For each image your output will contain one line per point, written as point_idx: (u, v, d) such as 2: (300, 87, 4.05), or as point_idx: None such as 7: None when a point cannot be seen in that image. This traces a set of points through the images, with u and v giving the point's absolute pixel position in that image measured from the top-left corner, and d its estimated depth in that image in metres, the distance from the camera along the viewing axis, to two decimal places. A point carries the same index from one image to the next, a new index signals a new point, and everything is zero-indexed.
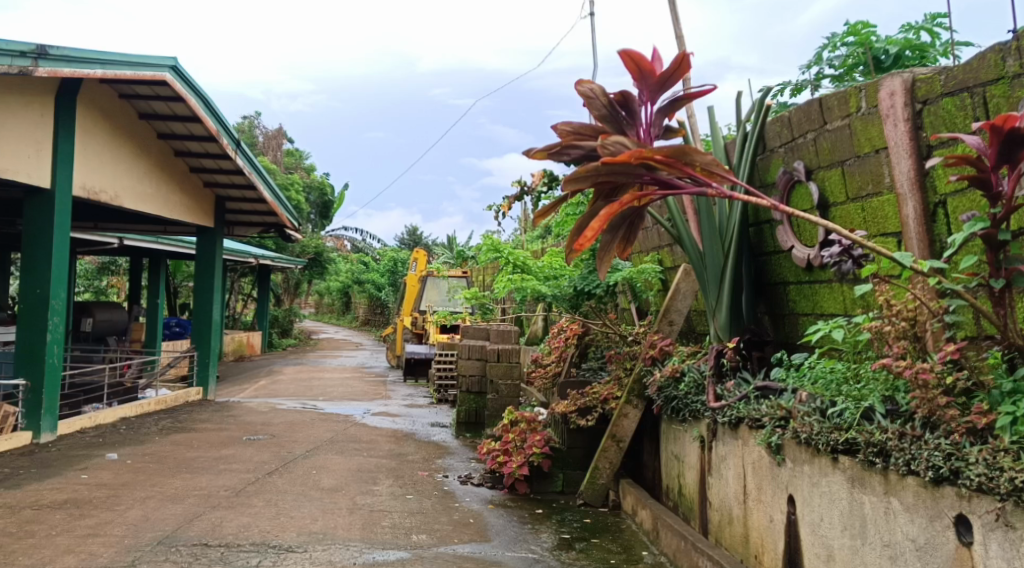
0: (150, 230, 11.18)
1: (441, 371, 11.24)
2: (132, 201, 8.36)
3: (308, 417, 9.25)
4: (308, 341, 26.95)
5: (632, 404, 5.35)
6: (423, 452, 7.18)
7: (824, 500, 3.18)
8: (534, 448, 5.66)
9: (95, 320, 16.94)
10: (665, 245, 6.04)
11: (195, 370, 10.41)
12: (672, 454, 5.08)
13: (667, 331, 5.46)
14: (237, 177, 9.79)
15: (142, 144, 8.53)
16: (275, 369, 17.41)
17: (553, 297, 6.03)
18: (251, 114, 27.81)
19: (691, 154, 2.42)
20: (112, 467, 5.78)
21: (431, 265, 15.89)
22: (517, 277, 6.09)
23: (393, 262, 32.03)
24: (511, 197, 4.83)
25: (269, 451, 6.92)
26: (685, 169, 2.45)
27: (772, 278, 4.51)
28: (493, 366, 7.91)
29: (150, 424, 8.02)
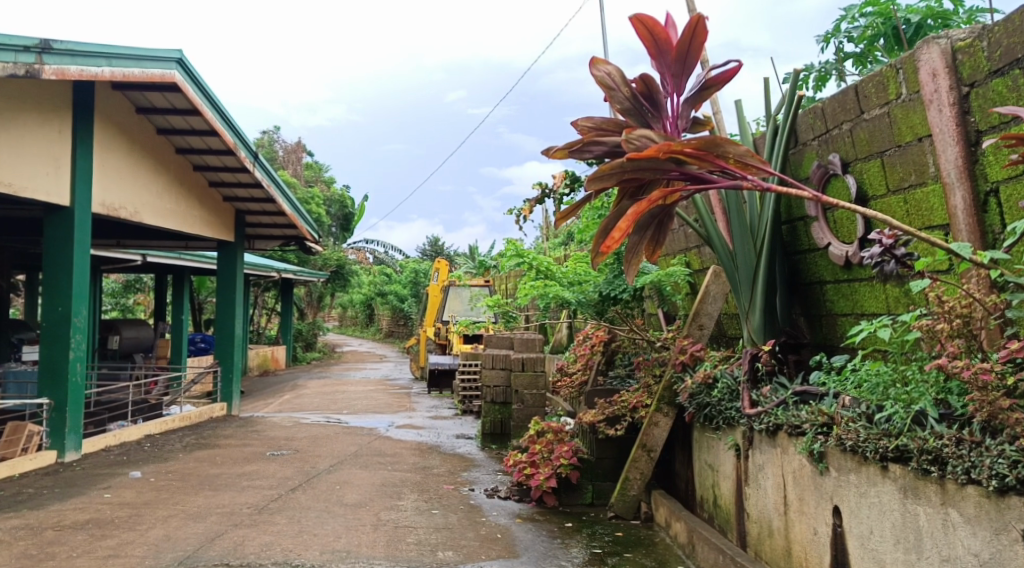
0: (172, 246, 11.25)
1: (465, 382, 11.12)
2: (152, 217, 8.37)
3: (332, 431, 9.18)
4: (332, 354, 27.06)
5: (663, 413, 5.19)
6: (448, 465, 7.04)
7: (874, 512, 2.93)
8: (562, 459, 5.49)
9: (121, 338, 17.15)
10: (693, 247, 5.90)
11: (219, 385, 10.41)
12: (706, 463, 4.89)
13: (697, 336, 5.27)
14: (257, 190, 9.80)
15: (161, 160, 8.55)
16: (300, 383, 17.43)
17: (577, 302, 5.83)
18: (271, 130, 28.11)
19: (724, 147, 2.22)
20: (136, 485, 5.77)
21: (453, 275, 15.82)
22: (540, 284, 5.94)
23: (415, 273, 32.11)
24: (531, 200, 4.69)
25: (292, 466, 6.84)
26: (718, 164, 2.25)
27: (809, 278, 4.31)
28: (518, 375, 7.76)
29: (174, 441, 8.00)
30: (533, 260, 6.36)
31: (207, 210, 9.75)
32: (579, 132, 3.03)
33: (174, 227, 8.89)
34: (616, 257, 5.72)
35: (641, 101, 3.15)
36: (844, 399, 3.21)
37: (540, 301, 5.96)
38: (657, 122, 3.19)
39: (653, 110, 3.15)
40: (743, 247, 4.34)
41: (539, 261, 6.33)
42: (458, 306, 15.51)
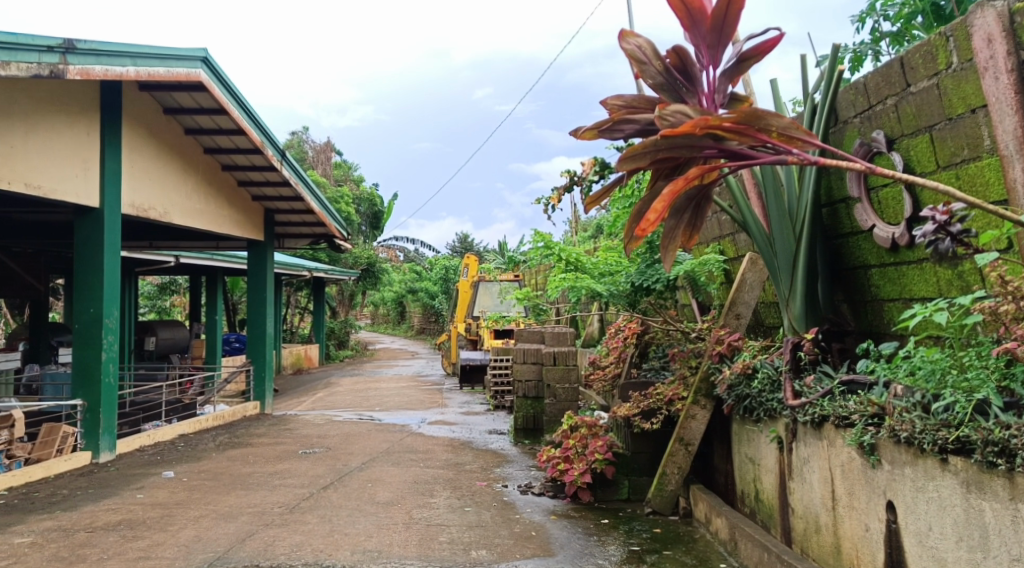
0: (203, 247, 11.38)
1: (497, 377, 11.02)
2: (180, 218, 8.45)
3: (364, 428, 9.17)
4: (364, 351, 27.23)
5: (700, 405, 5.03)
6: (480, 461, 6.95)
7: (932, 507, 2.74)
8: (597, 453, 5.36)
9: (158, 339, 17.50)
10: (727, 234, 5.72)
11: (252, 384, 10.50)
12: (746, 457, 4.72)
13: (734, 325, 5.08)
14: (284, 189, 9.83)
15: (189, 161, 8.61)
16: (333, 381, 17.54)
17: (609, 294, 5.61)
18: (300, 130, 28.36)
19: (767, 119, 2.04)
20: (169, 485, 5.95)
21: (483, 270, 15.72)
22: (570, 277, 5.78)
23: (445, 270, 32.14)
24: (560, 188, 4.54)
25: (324, 464, 6.82)
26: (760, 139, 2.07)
27: (852, 262, 4.07)
28: (550, 369, 7.64)
29: (207, 440, 8.07)
30: (562, 252, 6.18)
31: (236, 209, 9.79)
32: (608, 110, 2.87)
33: (203, 227, 8.96)
34: (649, 247, 5.53)
35: (674, 75, 3.03)
36: (896, 388, 3.02)
37: (570, 294, 5.78)
38: (692, 97, 3.07)
39: (687, 85, 3.02)
40: (781, 232, 4.13)
41: (568, 253, 6.15)
42: (488, 301, 15.43)
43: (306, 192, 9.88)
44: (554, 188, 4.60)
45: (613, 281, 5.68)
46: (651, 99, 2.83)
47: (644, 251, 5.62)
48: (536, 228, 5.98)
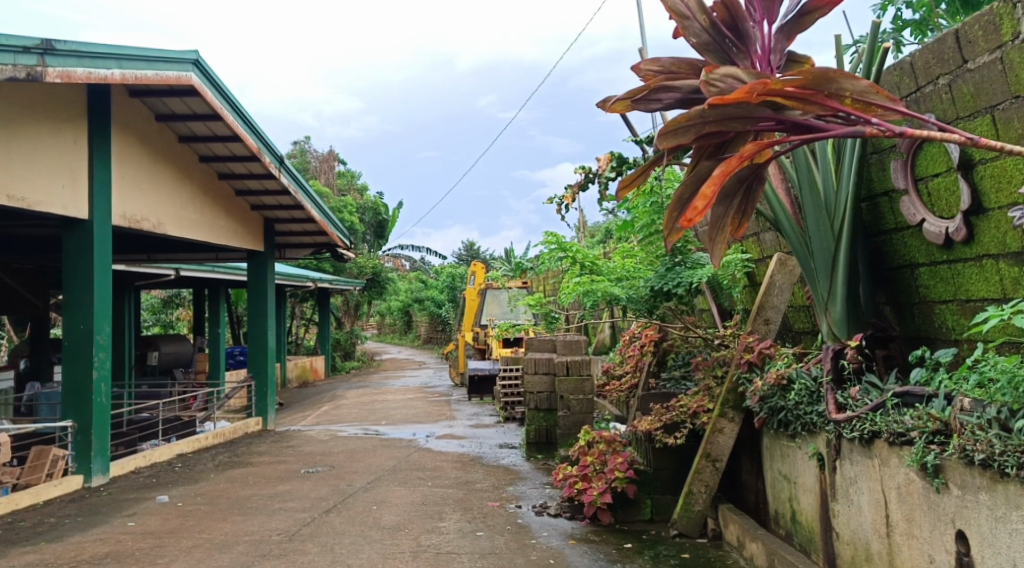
0: (203, 259, 11.11)
1: (506, 388, 10.67)
2: (177, 229, 8.19)
3: (369, 444, 8.83)
4: (371, 362, 26.93)
5: (728, 418, 4.67)
6: (491, 478, 6.60)
7: (1016, 541, 2.35)
8: (616, 471, 5.01)
9: (161, 353, 17.27)
10: (751, 233, 5.41)
11: (254, 400, 10.19)
12: (779, 473, 4.35)
13: (763, 332, 4.73)
14: (284, 197, 9.54)
15: (183, 169, 8.33)
16: (339, 393, 17.22)
17: (628, 300, 5.28)
18: (302, 139, 28.10)
19: (840, 82, 1.79)
20: (162, 511, 5.61)
21: (489, 278, 15.39)
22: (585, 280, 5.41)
23: (451, 278, 31.84)
24: (574, 186, 4.22)
25: (326, 484, 6.48)
26: (831, 104, 1.83)
27: (898, 260, 3.70)
28: (562, 380, 7.28)
29: (206, 460, 7.75)
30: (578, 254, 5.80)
31: (235, 219, 9.53)
32: (643, 76, 2.63)
33: (201, 238, 8.71)
34: (671, 250, 5.18)
35: (723, 32, 2.85)
36: (962, 401, 2.65)
37: (586, 299, 5.40)
38: (743, 59, 2.89)
39: (738, 44, 2.86)
40: (818, 229, 3.79)
41: (582, 255, 5.79)
42: (496, 309, 15.11)
43: (306, 200, 9.61)
44: (567, 186, 4.29)
45: (632, 287, 5.32)
46: (692, 63, 2.58)
47: (665, 254, 5.27)
48: (549, 229, 5.60)
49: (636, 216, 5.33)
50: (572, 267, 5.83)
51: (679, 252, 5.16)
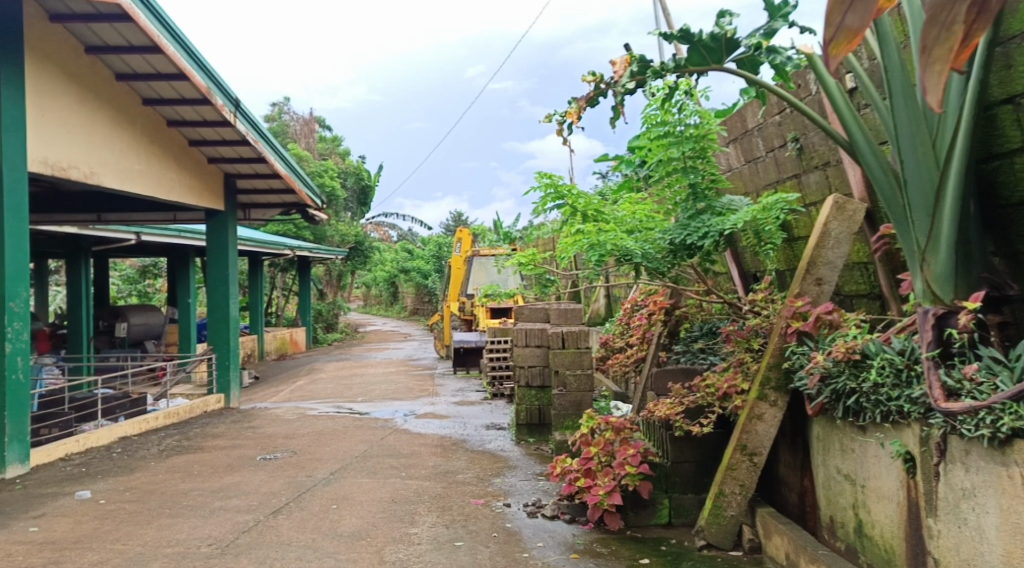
0: (159, 218, 10.00)
1: (494, 362, 9.72)
2: (116, 182, 6.94)
3: (340, 425, 7.87)
4: (355, 334, 25.95)
5: (769, 402, 3.76)
6: (476, 469, 5.65)
7: None
8: (627, 465, 4.09)
9: (128, 324, 16.19)
10: (787, 177, 4.50)
11: (214, 375, 9.18)
12: (837, 471, 3.44)
13: (815, 295, 3.75)
14: (242, 148, 8.38)
15: (122, 111, 7.09)
16: (317, 366, 16.26)
17: (645, 256, 4.16)
18: (281, 99, 26.56)
19: None
20: (76, 512, 4.63)
21: (477, 244, 14.32)
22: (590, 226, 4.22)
23: (439, 246, 30.80)
24: (581, 98, 3.08)
25: (281, 476, 5.50)
26: None
27: (1019, 193, 2.74)
28: (558, 353, 6.36)
29: (151, 444, 6.77)
30: (575, 202, 4.61)
31: (187, 170, 8.31)
32: None
33: (147, 192, 7.50)
34: (694, 194, 4.13)
35: None
36: None
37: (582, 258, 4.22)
38: None
39: None
40: (914, 151, 2.79)
41: (584, 203, 4.62)
42: (482, 277, 14.11)
43: (269, 152, 8.46)
44: (571, 100, 3.11)
45: (645, 240, 4.22)
46: None
47: (684, 199, 4.22)
48: (540, 170, 4.42)
49: (646, 154, 4.24)
50: (571, 218, 4.68)
51: (703, 197, 4.12)
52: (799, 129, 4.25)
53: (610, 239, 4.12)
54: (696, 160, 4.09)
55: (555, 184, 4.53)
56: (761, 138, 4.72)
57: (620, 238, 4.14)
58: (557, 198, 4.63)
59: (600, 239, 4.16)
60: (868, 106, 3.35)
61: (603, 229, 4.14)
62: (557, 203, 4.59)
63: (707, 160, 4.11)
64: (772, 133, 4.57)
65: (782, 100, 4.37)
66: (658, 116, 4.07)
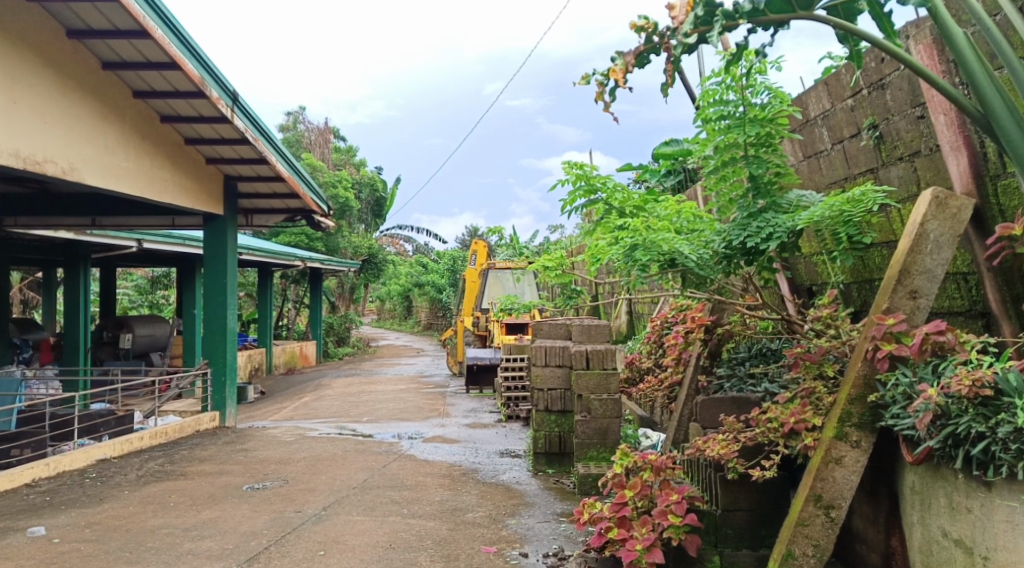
0: (157, 223, 9.46)
1: (509, 383, 9.02)
2: (99, 179, 6.40)
3: (340, 449, 7.19)
4: (366, 348, 25.34)
5: (850, 442, 3.06)
6: (488, 506, 4.94)
7: None
8: (670, 515, 3.37)
9: (134, 336, 15.69)
10: (862, 172, 3.86)
11: (209, 392, 8.59)
12: (939, 535, 2.72)
13: (909, 312, 3.05)
14: (242, 147, 7.82)
15: (109, 104, 6.56)
16: (324, 382, 15.63)
17: (698, 263, 3.48)
18: (296, 109, 26.20)
19: None
20: (24, 552, 4.00)
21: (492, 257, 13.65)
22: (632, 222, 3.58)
23: (454, 260, 30.21)
24: (628, 53, 2.53)
25: (265, 511, 4.83)
26: None
27: None
28: (580, 375, 5.69)
29: (131, 469, 6.14)
30: (611, 197, 3.99)
31: (183, 170, 7.77)
32: None
33: (136, 192, 6.96)
34: (755, 187, 3.47)
35: None
36: None
37: (618, 260, 3.58)
38: None
39: None
40: None
41: (619, 200, 4.00)
42: (498, 291, 13.43)
43: (270, 150, 7.88)
44: (619, 55, 2.60)
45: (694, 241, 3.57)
46: None
47: (742, 193, 3.56)
48: (572, 157, 3.81)
49: (698, 139, 3.62)
50: (606, 216, 4.07)
51: (766, 191, 3.46)
52: (879, 112, 3.65)
53: (653, 239, 3.48)
54: (760, 148, 3.44)
55: (587, 175, 3.91)
56: (827, 127, 4.14)
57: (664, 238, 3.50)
58: (589, 192, 4.01)
59: (643, 238, 3.52)
60: (1002, 65, 2.71)
61: (644, 226, 3.50)
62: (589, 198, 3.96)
63: (772, 149, 3.45)
64: (842, 120, 3.98)
65: (859, 80, 3.80)
66: (717, 94, 3.45)
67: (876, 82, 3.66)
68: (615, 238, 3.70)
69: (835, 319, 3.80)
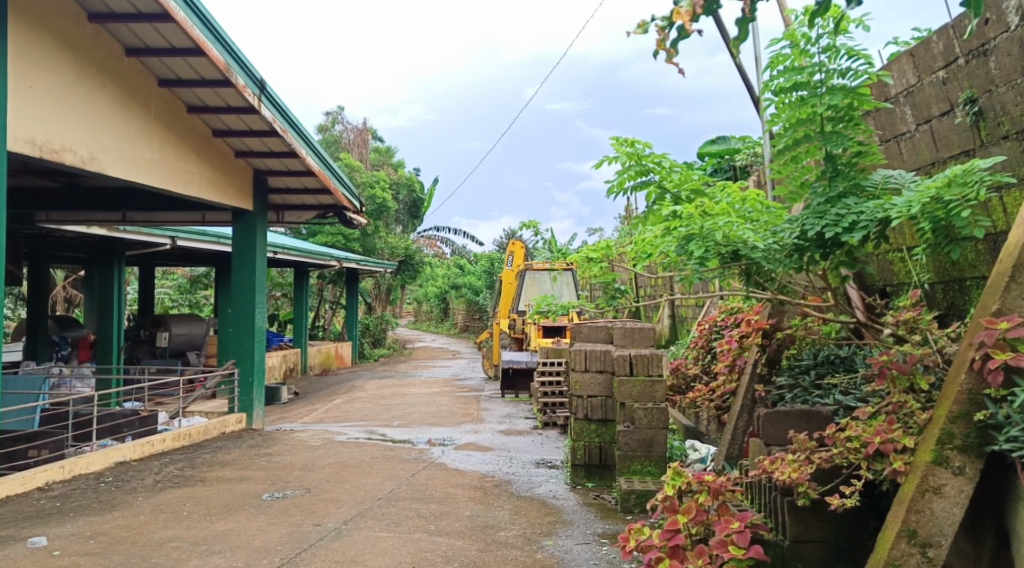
0: (188, 219, 9.30)
1: (545, 388, 8.59)
2: (120, 170, 6.21)
3: (367, 455, 6.86)
4: (402, 350, 25.16)
5: (951, 468, 2.55)
6: (521, 524, 4.51)
7: None
8: (731, 546, 2.85)
9: (170, 335, 15.71)
10: (956, 155, 3.30)
11: (236, 393, 8.35)
12: None
13: None
14: (271, 140, 7.57)
15: (131, 92, 6.36)
16: (358, 383, 15.41)
17: (766, 255, 3.01)
18: (335, 109, 26.26)
19: None
20: (21, 564, 3.73)
21: (530, 257, 13.22)
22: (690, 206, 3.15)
23: (491, 261, 29.90)
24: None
25: (282, 524, 4.49)
26: None
27: None
28: (623, 382, 5.24)
29: (149, 473, 5.90)
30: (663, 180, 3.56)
31: (210, 163, 7.57)
32: None
33: (159, 184, 6.77)
34: (831, 169, 2.95)
35: None
36: None
37: (671, 250, 3.16)
38: None
39: None
40: None
41: (674, 183, 3.57)
42: (535, 293, 13.00)
43: (298, 142, 7.59)
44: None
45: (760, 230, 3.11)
46: None
47: (816, 175, 3.06)
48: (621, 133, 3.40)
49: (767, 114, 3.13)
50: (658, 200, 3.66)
51: (846, 173, 2.93)
52: (980, 84, 3.12)
53: (711, 227, 3.04)
54: (840, 123, 2.93)
55: (637, 155, 3.49)
56: (908, 106, 3.62)
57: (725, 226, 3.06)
58: (639, 174, 3.60)
59: (700, 227, 3.09)
60: None
61: (701, 213, 3.07)
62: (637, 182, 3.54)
63: (855, 123, 2.94)
64: (931, 96, 3.45)
65: (954, 48, 3.28)
66: (789, 59, 2.96)
67: (976, 48, 3.14)
68: (670, 225, 3.26)
69: (922, 322, 3.26)
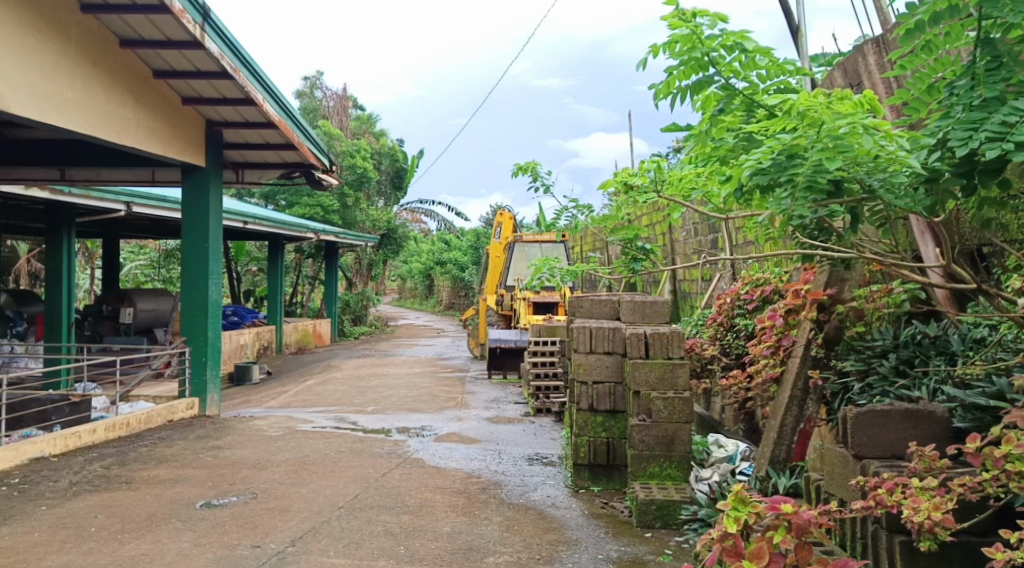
0: (136, 178, 8.25)
1: (537, 370, 7.68)
2: (34, 110, 5.06)
3: (334, 449, 5.89)
4: (385, 328, 24.14)
5: None
6: (516, 546, 3.58)
7: None
8: None
9: (135, 310, 14.63)
10: None
11: (188, 374, 7.37)
12: None
13: None
14: (222, 83, 6.38)
15: (47, 15, 5.17)
16: (334, 363, 14.42)
17: (885, 185, 2.16)
18: (314, 74, 24.92)
19: None
20: None
21: (520, 228, 12.21)
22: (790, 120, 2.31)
23: (478, 237, 28.83)
24: None
25: (211, 546, 3.53)
26: None
27: None
28: (640, 366, 4.29)
29: (68, 472, 4.93)
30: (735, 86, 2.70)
31: (152, 108, 6.43)
32: None
33: (85, 128, 5.60)
34: (987, 57, 1.99)
35: None
36: None
37: (755, 176, 2.32)
38: None
39: None
40: None
41: (749, 87, 2.72)
42: (524, 268, 12.00)
43: (255, 86, 6.43)
44: None
45: (875, 157, 2.24)
46: None
47: (958, 72, 2.14)
48: (681, 12, 2.56)
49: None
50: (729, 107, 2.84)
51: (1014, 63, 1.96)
52: None
53: (812, 148, 2.21)
54: None
55: (699, 41, 2.63)
56: None
57: (835, 145, 2.21)
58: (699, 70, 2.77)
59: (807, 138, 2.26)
60: None
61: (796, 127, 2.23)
62: (700, 82, 2.68)
63: None
64: None
65: None
66: None
67: None
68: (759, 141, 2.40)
69: None
